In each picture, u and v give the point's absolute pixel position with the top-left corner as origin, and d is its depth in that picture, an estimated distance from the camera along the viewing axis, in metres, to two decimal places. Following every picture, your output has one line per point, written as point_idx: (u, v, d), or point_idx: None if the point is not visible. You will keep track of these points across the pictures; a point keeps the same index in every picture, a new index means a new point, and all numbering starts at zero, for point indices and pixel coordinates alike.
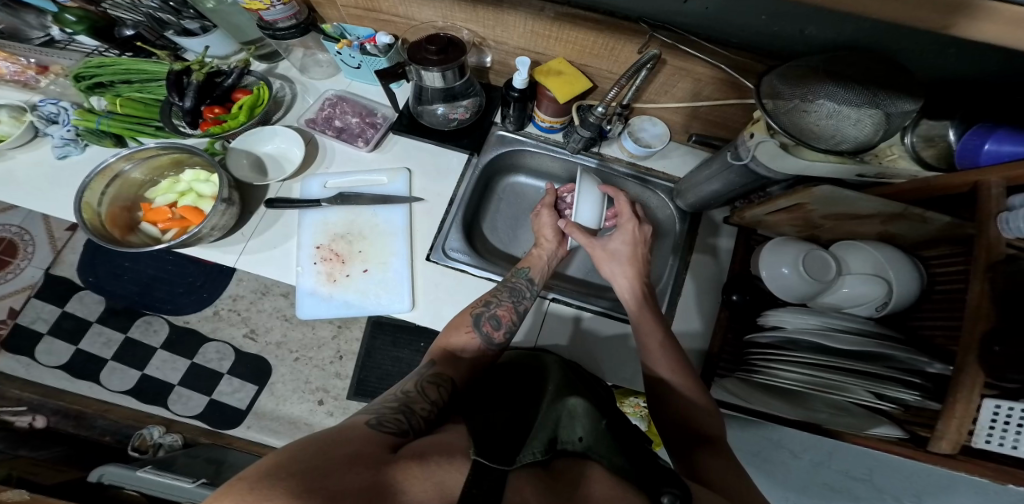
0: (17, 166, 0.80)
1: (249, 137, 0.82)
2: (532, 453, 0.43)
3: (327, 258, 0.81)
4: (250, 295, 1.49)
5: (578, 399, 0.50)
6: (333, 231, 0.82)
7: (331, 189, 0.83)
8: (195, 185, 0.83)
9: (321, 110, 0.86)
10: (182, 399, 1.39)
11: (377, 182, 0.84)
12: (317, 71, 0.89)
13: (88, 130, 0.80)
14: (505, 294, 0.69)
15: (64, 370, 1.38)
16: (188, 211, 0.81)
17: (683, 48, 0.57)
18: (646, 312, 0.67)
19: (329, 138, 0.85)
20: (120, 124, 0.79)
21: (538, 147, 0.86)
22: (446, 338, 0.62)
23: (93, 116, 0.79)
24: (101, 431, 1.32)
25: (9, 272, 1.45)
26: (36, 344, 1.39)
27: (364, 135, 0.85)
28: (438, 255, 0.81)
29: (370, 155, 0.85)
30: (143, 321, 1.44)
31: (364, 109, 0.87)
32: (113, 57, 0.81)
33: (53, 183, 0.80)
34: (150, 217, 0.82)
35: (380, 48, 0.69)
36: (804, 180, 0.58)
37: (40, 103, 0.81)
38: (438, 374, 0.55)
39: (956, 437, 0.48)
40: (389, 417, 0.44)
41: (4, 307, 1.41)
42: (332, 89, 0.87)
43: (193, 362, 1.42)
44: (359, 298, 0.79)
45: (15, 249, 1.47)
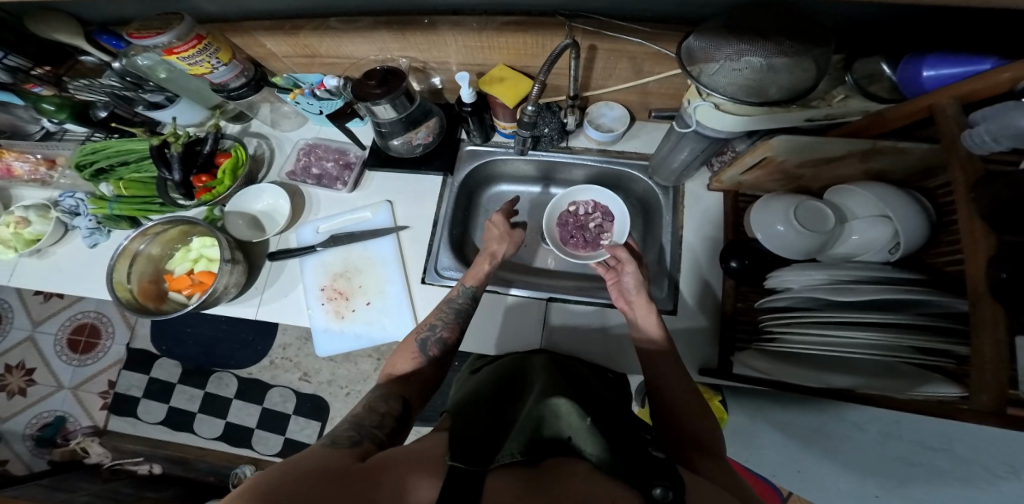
0: (60, 258, 0.90)
1: (239, 199, 0.87)
2: (510, 454, 0.43)
3: (333, 297, 0.84)
4: (297, 342, 1.57)
5: (560, 398, 0.48)
6: (332, 271, 0.86)
7: (324, 233, 0.88)
8: (205, 251, 0.90)
9: (298, 161, 0.90)
10: (263, 440, 1.49)
11: (362, 218, 0.88)
12: (289, 123, 0.94)
13: (105, 217, 0.88)
14: (450, 314, 0.68)
15: (164, 424, 1.52)
16: (205, 274, 0.87)
17: (607, 34, 0.56)
18: (642, 299, 0.67)
19: (311, 186, 0.89)
20: (131, 206, 0.87)
21: (508, 154, 0.86)
22: (394, 362, 0.63)
23: (105, 201, 0.87)
24: (205, 471, 1.46)
25: (100, 351, 1.61)
26: (136, 405, 1.55)
27: (341, 177, 0.89)
28: (432, 275, 0.83)
29: (351, 195, 0.89)
30: (216, 377, 1.55)
31: (337, 152, 0.91)
32: (103, 141, 0.86)
33: (96, 267, 0.89)
34: (174, 286, 0.88)
35: (332, 91, 0.72)
36: (764, 134, 0.55)
37: (60, 199, 0.90)
38: (386, 392, 0.56)
39: (1000, 389, 0.40)
40: (342, 435, 0.46)
41: (104, 380, 1.58)
42: (304, 138, 0.92)
43: (263, 407, 1.52)
44: (367, 329, 0.82)
45: (99, 330, 1.64)
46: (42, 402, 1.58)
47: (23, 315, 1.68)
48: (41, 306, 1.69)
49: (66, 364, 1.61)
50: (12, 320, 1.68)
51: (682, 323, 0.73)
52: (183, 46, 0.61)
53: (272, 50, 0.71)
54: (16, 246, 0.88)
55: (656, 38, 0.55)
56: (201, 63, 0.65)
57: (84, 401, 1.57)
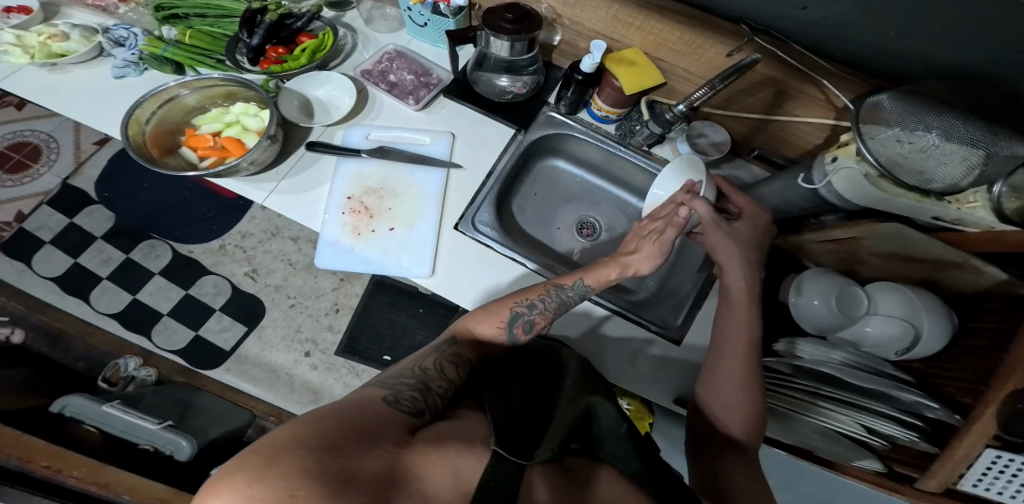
0: (74, 79, 0.80)
1: (303, 79, 0.82)
2: (545, 450, 0.45)
3: (356, 210, 0.80)
4: (260, 234, 1.53)
5: (602, 401, 0.56)
6: (366, 183, 0.82)
7: (373, 141, 0.83)
8: (243, 118, 0.81)
9: (378, 63, 0.85)
10: (167, 332, 1.42)
11: (419, 142, 0.84)
12: (380, 24, 0.89)
13: (151, 56, 0.81)
14: (551, 301, 0.66)
15: (57, 283, 1.39)
16: (231, 142, 0.78)
17: (778, 55, 0.62)
18: (738, 265, 0.62)
19: (381, 89, 0.84)
20: (185, 53, 0.81)
21: (586, 135, 0.83)
22: (476, 321, 0.63)
23: (161, 43, 0.81)
24: (76, 356, 1.24)
25: (27, 176, 1.48)
26: (36, 251, 1.41)
27: (416, 94, 0.84)
28: (466, 225, 0.80)
29: (417, 115, 0.84)
30: (148, 245, 1.47)
31: (420, 68, 0.86)
32: None
33: (104, 101, 0.78)
34: (191, 143, 0.79)
35: (451, 10, 0.73)
36: (865, 213, 0.60)
37: (113, 28, 0.83)
38: (457, 353, 0.57)
39: (945, 479, 0.51)
40: (406, 395, 0.46)
41: (14, 209, 1.44)
42: (393, 43, 0.87)
43: (187, 293, 1.45)
44: (380, 256, 0.78)
45: (39, 155, 1.51)
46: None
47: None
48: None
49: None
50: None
51: (681, 355, 0.75)
52: None
53: None
54: (33, 53, 0.78)
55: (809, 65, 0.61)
56: None
57: None
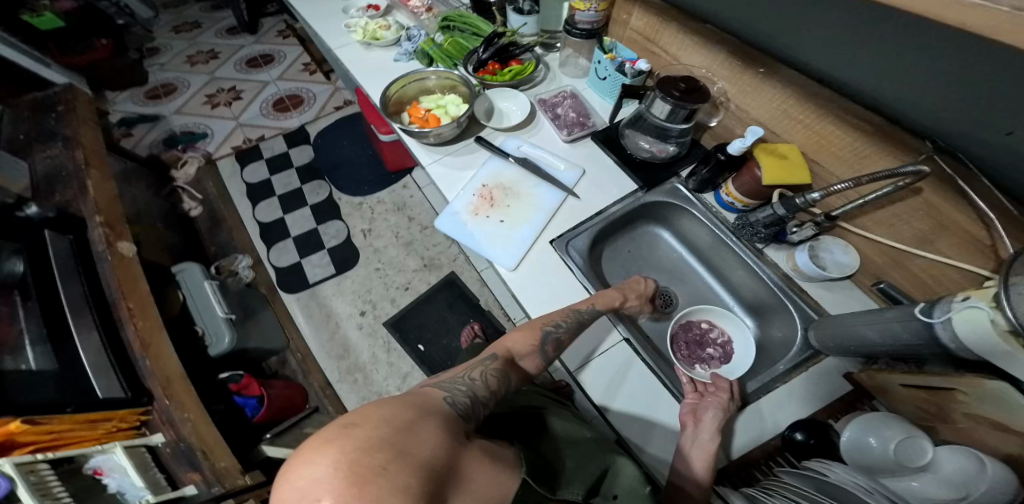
0: (375, 57, 1.32)
1: (497, 91, 1.10)
2: (574, 492, 0.58)
3: (482, 196, 0.98)
4: (389, 205, 1.95)
5: (625, 461, 0.67)
6: (501, 181, 1.00)
7: (521, 152, 1.04)
8: (450, 106, 1.07)
9: (554, 97, 1.09)
10: (281, 251, 1.85)
11: (555, 166, 1.02)
12: (569, 69, 1.15)
13: (420, 51, 1.28)
14: (571, 323, 0.78)
15: (247, 187, 1.99)
16: (434, 117, 1.04)
17: (951, 178, 0.65)
18: (711, 423, 0.72)
19: (546, 117, 1.07)
20: (441, 53, 1.24)
21: (700, 215, 0.96)
22: (511, 338, 0.76)
23: (431, 45, 1.27)
24: (215, 242, 1.85)
25: (283, 117, 2.27)
26: (252, 163, 2.06)
27: (571, 129, 1.04)
28: (560, 243, 0.92)
29: (563, 145, 1.04)
30: (316, 184, 2.01)
31: (583, 111, 1.07)
32: (470, 18, 1.27)
33: (378, 75, 1.29)
34: (410, 111, 1.07)
35: (631, 73, 0.98)
36: (967, 365, 0.60)
37: (412, 30, 1.35)
38: (498, 370, 0.67)
39: None
40: (459, 399, 0.54)
41: (260, 132, 2.21)
42: (571, 87, 1.10)
43: (316, 228, 1.90)
44: (482, 236, 0.93)
45: (300, 105, 2.32)
46: (216, 119, 2.28)
47: (279, 71, 2.48)
48: (296, 74, 2.46)
49: (259, 110, 2.31)
50: (272, 69, 2.49)
51: None
52: None
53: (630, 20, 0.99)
54: (365, 36, 1.33)
55: (981, 194, 0.62)
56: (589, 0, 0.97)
57: (233, 135, 2.21)
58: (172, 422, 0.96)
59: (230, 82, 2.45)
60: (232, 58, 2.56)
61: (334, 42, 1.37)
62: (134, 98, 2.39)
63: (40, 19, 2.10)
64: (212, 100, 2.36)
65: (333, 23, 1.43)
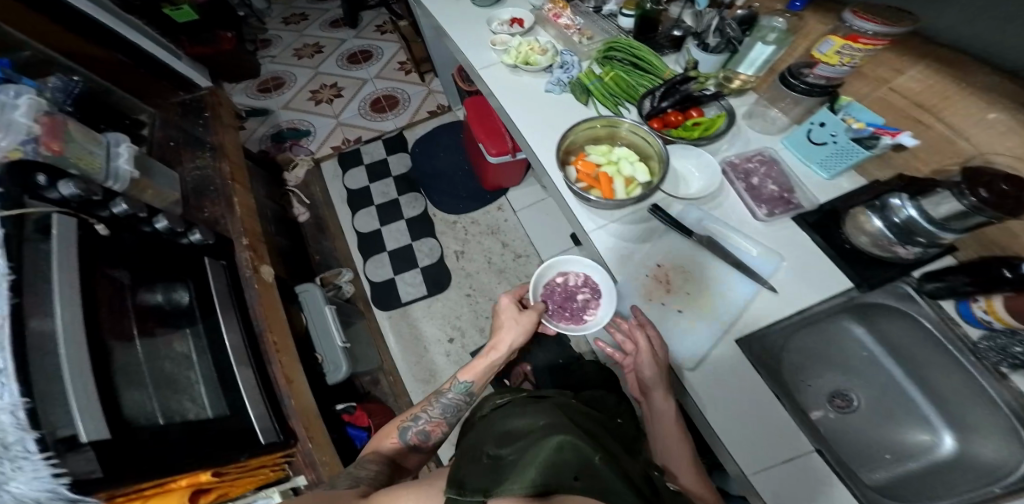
0: (522, 84, 1.25)
1: (679, 148, 1.02)
2: (499, 485, 0.57)
3: (659, 278, 0.94)
4: (484, 226, 1.86)
5: (557, 438, 0.58)
6: (679, 261, 0.95)
7: (704, 228, 0.97)
8: (623, 162, 1.01)
9: (748, 161, 1.02)
10: (378, 264, 1.81)
11: (746, 249, 0.94)
12: (759, 123, 1.08)
13: (576, 84, 1.19)
14: (439, 409, 0.97)
15: (347, 192, 1.97)
16: (606, 178, 0.99)
17: None
18: (657, 391, 0.83)
19: (738, 187, 1.00)
20: (604, 90, 1.16)
21: (929, 325, 0.83)
22: (376, 442, 0.94)
23: (592, 78, 1.18)
24: (317, 249, 1.85)
25: (380, 117, 2.21)
26: (351, 168, 2.03)
27: (771, 206, 0.96)
28: (748, 341, 0.85)
29: (760, 224, 0.96)
30: (413, 196, 1.95)
31: (786, 184, 0.99)
32: (638, 48, 1.18)
33: (525, 107, 1.20)
34: (579, 164, 1.01)
35: (872, 142, 0.86)
36: None
37: (564, 54, 1.26)
38: (364, 461, 0.87)
39: None
40: (343, 483, 0.79)
41: (357, 133, 2.18)
42: (769, 149, 1.03)
43: (411, 244, 1.84)
44: (661, 323, 0.90)
45: (395, 107, 2.24)
46: (317, 115, 2.29)
47: (376, 68, 2.42)
48: (391, 72, 2.39)
49: (357, 109, 2.27)
50: (370, 66, 2.43)
51: None
52: (870, 41, 0.81)
53: (898, 78, 0.86)
54: (516, 59, 1.26)
55: None
56: (845, 56, 0.86)
57: (331, 134, 2.19)
58: (313, 463, 1.06)
59: (332, 77, 2.43)
60: (335, 51, 2.56)
61: (478, 63, 1.31)
62: (247, 91, 2.53)
63: (178, 11, 2.18)
64: (314, 97, 2.37)
65: (479, 44, 1.38)
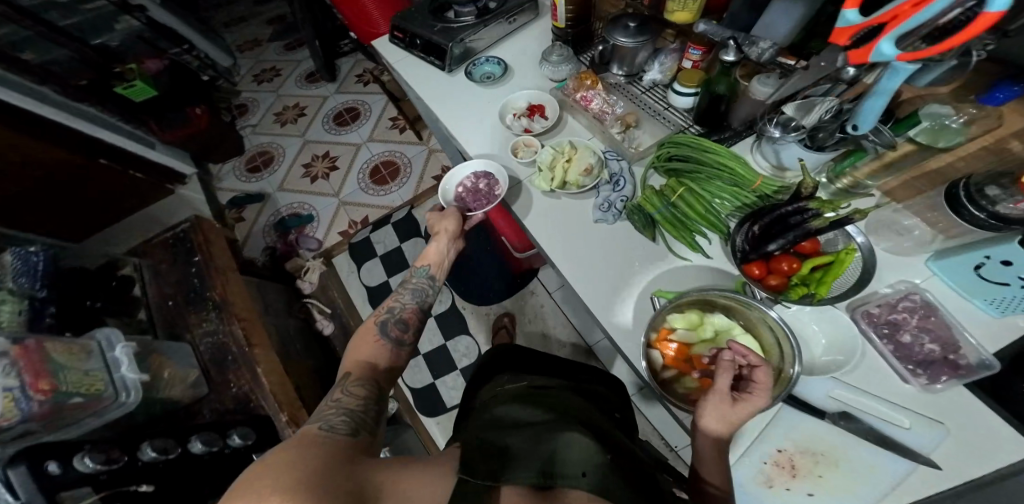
0: (560, 206, 1.01)
1: (796, 309, 0.78)
2: (523, 478, 0.50)
3: (779, 464, 0.70)
4: (522, 315, 1.67)
5: (579, 435, 0.57)
6: (795, 437, 0.71)
7: (834, 402, 0.72)
8: (721, 338, 0.78)
9: (891, 310, 0.75)
10: (417, 370, 1.65)
11: (894, 422, 0.68)
12: (888, 238, 0.83)
13: (636, 209, 0.95)
14: (409, 296, 0.93)
15: (369, 290, 1.80)
16: (705, 366, 0.76)
17: None
18: (751, 398, 0.65)
19: (881, 345, 0.73)
20: (676, 217, 0.93)
21: None
22: (359, 349, 0.83)
23: (658, 202, 0.94)
24: None
25: (384, 190, 2.01)
26: (366, 261, 1.85)
27: (931, 368, 0.70)
28: None
29: (909, 391, 0.70)
30: (438, 288, 1.75)
31: (947, 336, 0.72)
32: (715, 148, 0.92)
33: (571, 241, 0.96)
34: (669, 349, 0.77)
35: None
36: None
37: (609, 159, 1.04)
38: (357, 389, 0.73)
39: None
40: (338, 423, 0.61)
41: (364, 213, 1.98)
42: (919, 289, 0.76)
43: (447, 345, 1.67)
44: None
45: (397, 175, 2.05)
46: (317, 196, 2.08)
47: (367, 128, 2.22)
48: (385, 132, 2.19)
49: (357, 183, 2.07)
50: (360, 126, 2.24)
51: None
52: None
53: None
54: (553, 179, 1.00)
55: None
56: None
57: (337, 218, 2.00)
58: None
59: (322, 146, 2.23)
60: (321, 114, 2.34)
61: (498, 183, 1.07)
62: (236, 170, 2.31)
63: (133, 88, 1.80)
64: (308, 171, 2.17)
65: (498, 148, 1.14)
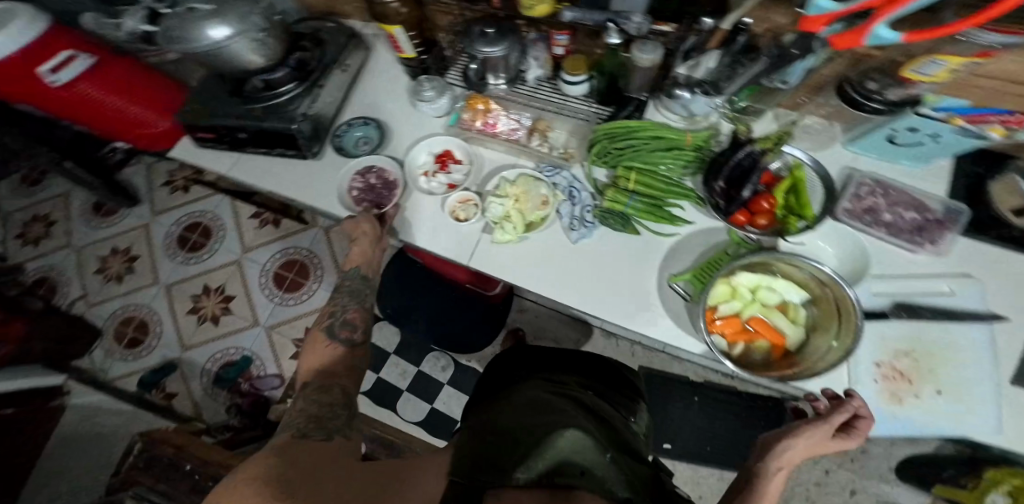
0: (538, 245, 0.92)
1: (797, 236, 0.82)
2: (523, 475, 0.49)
3: (891, 376, 0.76)
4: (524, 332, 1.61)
5: (574, 431, 0.53)
6: (892, 346, 0.77)
7: (883, 298, 0.80)
8: (761, 293, 0.83)
9: (862, 200, 0.84)
10: None
11: (939, 293, 0.79)
12: (817, 138, 0.90)
13: (609, 213, 0.91)
14: (346, 298, 0.91)
15: (367, 397, 1.59)
16: (761, 324, 0.82)
17: None
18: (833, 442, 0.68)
19: (876, 233, 0.82)
20: (645, 203, 0.90)
21: None
22: (307, 364, 0.85)
23: (623, 199, 0.90)
24: None
25: (303, 294, 1.68)
26: None
27: (923, 236, 0.81)
28: None
29: (922, 259, 0.81)
30: (432, 357, 1.62)
31: (914, 202, 0.84)
32: (643, 122, 0.88)
33: (577, 277, 0.90)
34: (725, 328, 0.84)
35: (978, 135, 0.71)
36: None
37: (549, 174, 0.95)
38: (321, 386, 0.80)
39: None
40: (307, 427, 0.71)
41: (301, 327, 1.65)
42: (867, 174, 0.86)
43: None
44: (935, 423, 0.73)
45: (307, 271, 1.70)
46: (235, 334, 1.67)
47: (235, 237, 1.77)
48: (256, 232, 1.76)
49: (267, 299, 1.69)
50: (222, 240, 1.77)
51: None
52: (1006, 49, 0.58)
53: None
54: (513, 223, 0.90)
55: None
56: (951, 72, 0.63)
57: (276, 346, 1.64)
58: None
59: (195, 281, 1.75)
60: (157, 247, 1.80)
61: (457, 256, 0.91)
62: (109, 355, 1.70)
63: None
64: (196, 313, 1.70)
65: (431, 212, 0.93)
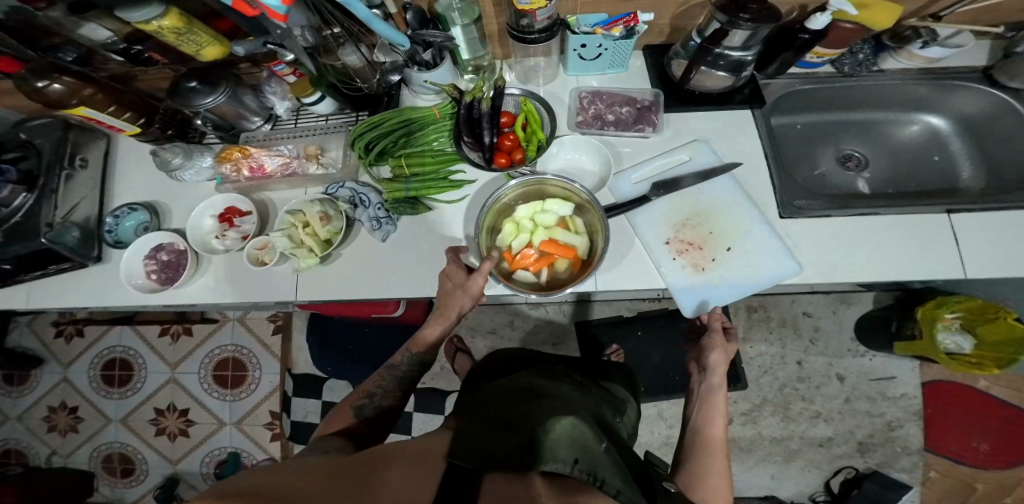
0: (349, 260, 0.94)
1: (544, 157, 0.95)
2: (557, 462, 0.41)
3: (684, 249, 0.86)
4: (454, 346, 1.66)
5: (563, 418, 0.47)
6: (673, 222, 0.88)
7: (641, 183, 0.92)
8: (538, 219, 0.87)
9: (589, 110, 0.98)
10: None
11: (681, 161, 0.93)
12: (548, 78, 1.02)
13: (395, 203, 0.94)
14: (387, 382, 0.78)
15: None
16: (548, 245, 0.85)
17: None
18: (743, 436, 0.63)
19: (610, 132, 0.95)
20: (424, 181, 0.94)
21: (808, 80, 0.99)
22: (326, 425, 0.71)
23: (401, 184, 0.94)
24: None
25: (251, 383, 1.72)
26: None
27: (644, 120, 0.96)
28: (790, 209, 0.86)
29: (656, 139, 0.95)
30: None
31: (627, 99, 0.98)
32: (388, 114, 0.96)
33: (401, 272, 0.92)
34: (521, 262, 0.85)
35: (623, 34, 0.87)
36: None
37: (333, 191, 0.95)
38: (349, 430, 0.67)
39: None
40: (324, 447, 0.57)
41: (265, 411, 1.69)
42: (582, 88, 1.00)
43: None
44: (737, 275, 0.83)
45: (242, 364, 1.74)
46: (208, 438, 1.70)
47: (156, 359, 1.78)
48: (171, 348, 1.78)
49: (215, 400, 1.73)
50: (148, 366, 1.78)
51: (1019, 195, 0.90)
52: None
53: None
54: (312, 246, 0.90)
55: None
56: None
57: (251, 433, 1.68)
58: None
59: (146, 410, 1.76)
60: (89, 393, 1.78)
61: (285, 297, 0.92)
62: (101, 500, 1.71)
63: None
64: (161, 434, 1.73)
65: (242, 273, 0.95)
